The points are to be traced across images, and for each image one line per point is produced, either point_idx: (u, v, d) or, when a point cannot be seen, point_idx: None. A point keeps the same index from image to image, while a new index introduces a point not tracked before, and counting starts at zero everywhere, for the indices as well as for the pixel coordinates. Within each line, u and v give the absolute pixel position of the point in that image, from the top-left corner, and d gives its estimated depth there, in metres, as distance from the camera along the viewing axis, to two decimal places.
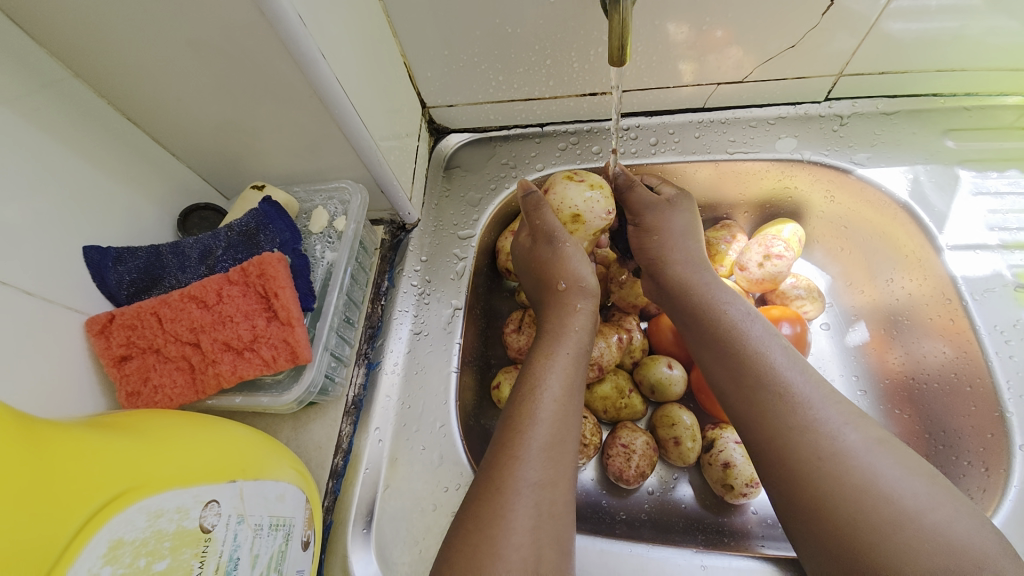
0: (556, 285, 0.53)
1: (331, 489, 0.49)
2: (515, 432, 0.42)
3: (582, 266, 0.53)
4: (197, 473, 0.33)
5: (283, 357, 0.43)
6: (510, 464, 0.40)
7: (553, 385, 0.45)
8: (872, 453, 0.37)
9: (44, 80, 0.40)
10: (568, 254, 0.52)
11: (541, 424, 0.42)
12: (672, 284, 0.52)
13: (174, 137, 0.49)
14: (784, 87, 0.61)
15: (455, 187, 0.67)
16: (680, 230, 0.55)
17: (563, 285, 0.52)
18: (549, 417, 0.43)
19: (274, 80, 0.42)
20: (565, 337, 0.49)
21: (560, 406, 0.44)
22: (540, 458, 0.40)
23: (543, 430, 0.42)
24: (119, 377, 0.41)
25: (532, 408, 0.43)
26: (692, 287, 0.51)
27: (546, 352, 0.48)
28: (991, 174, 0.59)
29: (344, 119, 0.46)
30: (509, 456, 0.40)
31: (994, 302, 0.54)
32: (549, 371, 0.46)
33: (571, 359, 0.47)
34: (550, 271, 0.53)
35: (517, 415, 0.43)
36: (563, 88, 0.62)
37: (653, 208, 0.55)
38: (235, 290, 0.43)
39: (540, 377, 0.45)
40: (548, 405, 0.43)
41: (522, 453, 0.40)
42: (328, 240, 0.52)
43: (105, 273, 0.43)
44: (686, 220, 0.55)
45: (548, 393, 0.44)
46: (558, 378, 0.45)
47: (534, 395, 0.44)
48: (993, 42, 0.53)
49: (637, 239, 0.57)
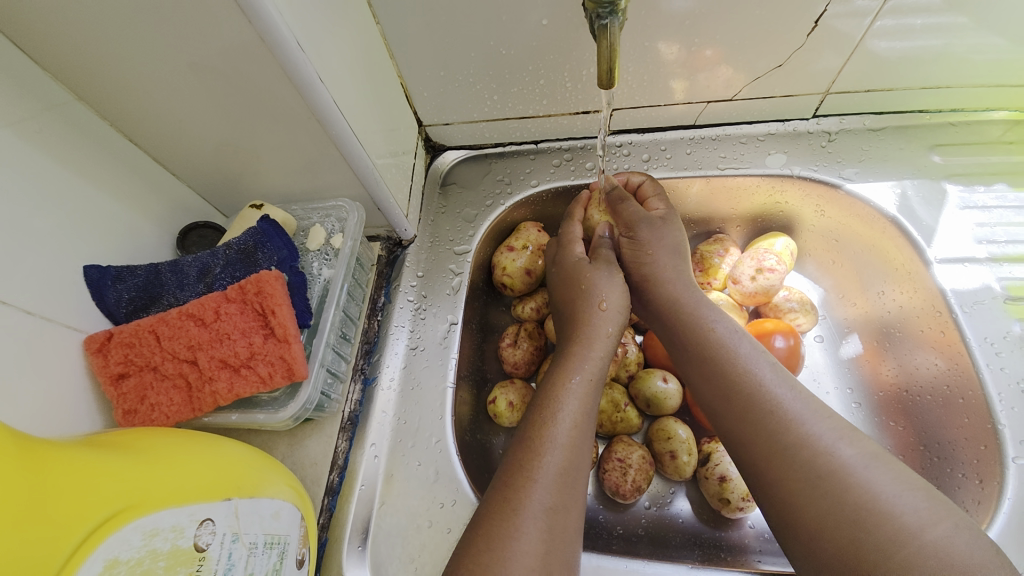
0: (601, 304, 0.53)
1: (326, 506, 0.49)
2: (532, 454, 0.42)
3: (609, 283, 0.54)
4: (192, 491, 0.33)
5: (279, 374, 0.44)
6: (525, 486, 0.40)
7: (572, 409, 0.45)
8: (864, 470, 0.37)
9: (48, 103, 0.41)
10: (599, 275, 0.55)
11: (558, 448, 0.43)
12: (661, 306, 0.53)
13: (174, 157, 0.50)
14: (772, 105, 0.63)
15: (451, 204, 0.68)
16: (670, 245, 0.56)
17: (602, 303, 0.53)
18: (567, 443, 0.43)
19: (274, 103, 0.43)
20: (589, 358, 0.49)
21: (576, 431, 0.44)
22: (554, 482, 0.41)
23: (559, 454, 0.42)
24: (116, 395, 0.41)
25: (549, 431, 0.43)
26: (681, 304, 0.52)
27: (566, 374, 0.48)
28: (978, 188, 0.61)
29: (342, 140, 0.47)
30: (525, 477, 0.41)
31: (984, 313, 0.55)
32: (569, 395, 0.46)
33: (588, 383, 0.47)
34: (596, 287, 0.54)
35: (534, 435, 0.43)
36: (557, 106, 0.63)
37: (648, 222, 0.56)
38: (233, 307, 0.44)
39: (559, 400, 0.46)
40: (565, 429, 0.44)
41: (539, 477, 0.41)
42: (325, 257, 0.53)
43: (105, 291, 0.44)
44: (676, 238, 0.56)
45: (565, 417, 0.45)
46: (576, 402, 0.46)
47: (552, 419, 0.44)
48: (977, 59, 0.55)
49: (634, 257, 0.56)
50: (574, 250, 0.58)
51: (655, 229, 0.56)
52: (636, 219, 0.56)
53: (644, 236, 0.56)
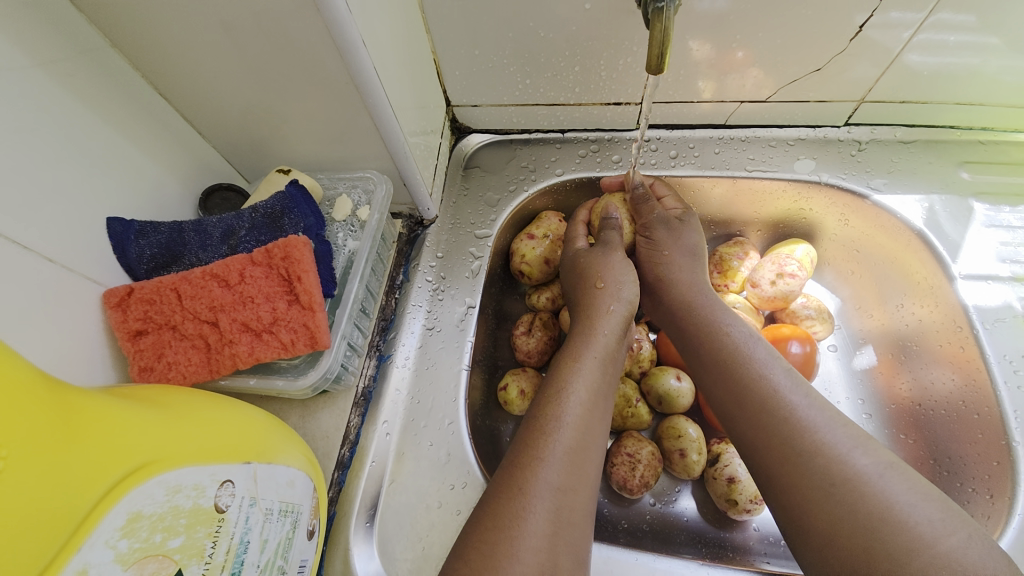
0: (596, 284, 0.53)
1: (336, 480, 0.49)
2: (538, 433, 0.42)
3: (623, 273, 0.54)
4: (214, 452, 0.32)
5: (301, 341, 0.43)
6: (533, 465, 0.40)
7: (579, 389, 0.45)
8: (886, 477, 0.37)
9: (81, 48, 0.40)
10: (614, 261, 0.54)
11: (566, 427, 0.42)
12: (677, 305, 0.54)
13: (202, 115, 0.49)
14: (805, 110, 0.62)
15: (473, 187, 0.67)
16: (689, 243, 0.56)
17: (601, 285, 0.53)
18: (574, 422, 0.43)
19: (311, 66, 0.42)
20: (594, 341, 0.49)
21: (586, 411, 0.44)
22: (562, 461, 0.40)
23: (567, 434, 0.42)
24: (133, 351, 0.41)
25: (558, 411, 0.43)
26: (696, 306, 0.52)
27: (574, 356, 0.47)
28: (1004, 209, 0.60)
29: (377, 110, 0.46)
30: (531, 456, 0.40)
31: (1004, 332, 0.55)
32: (576, 375, 0.46)
33: (597, 363, 0.47)
34: (594, 270, 0.54)
35: (540, 415, 0.43)
36: (589, 95, 0.62)
37: (665, 220, 0.57)
38: (258, 271, 0.43)
39: (567, 380, 0.45)
40: (573, 409, 0.43)
41: (545, 455, 0.40)
42: (350, 229, 0.52)
43: (127, 245, 0.43)
44: (695, 237, 0.57)
45: (574, 397, 0.44)
46: (584, 382, 0.45)
47: (559, 399, 0.44)
48: (1008, 80, 0.54)
49: (651, 255, 0.57)
50: (577, 244, 0.59)
51: (672, 229, 0.57)
52: (654, 221, 0.57)
53: (662, 237, 0.57)
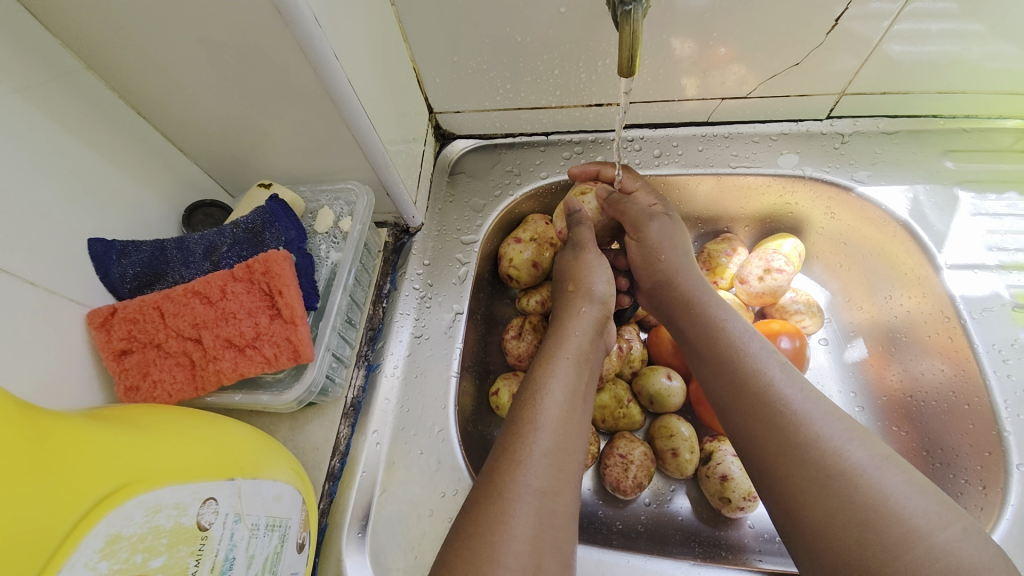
0: (568, 287, 0.54)
1: (327, 492, 0.49)
2: (516, 437, 0.41)
3: (598, 275, 0.53)
4: (196, 470, 0.32)
5: (285, 355, 0.43)
6: (513, 470, 0.39)
7: (555, 390, 0.44)
8: (879, 470, 0.37)
9: (58, 71, 0.40)
10: (591, 262, 0.54)
11: (544, 431, 0.41)
12: (675, 300, 0.53)
13: (182, 133, 0.49)
14: (787, 104, 0.62)
15: (459, 193, 0.67)
16: (680, 248, 0.55)
17: (572, 288, 0.53)
18: (551, 425, 0.42)
19: (287, 81, 0.42)
20: (567, 342, 0.49)
21: (563, 413, 0.43)
22: (543, 465, 0.40)
23: (545, 437, 0.41)
24: (119, 371, 0.41)
25: (535, 414, 0.42)
26: (693, 302, 0.51)
27: (549, 357, 0.47)
28: (990, 196, 0.60)
29: (354, 121, 0.46)
30: (511, 462, 0.40)
31: (991, 320, 0.55)
32: (551, 377, 0.45)
33: (571, 364, 0.47)
34: (570, 271, 0.55)
35: (518, 418, 0.43)
36: (570, 98, 0.62)
37: (657, 221, 0.55)
38: (240, 286, 0.43)
39: (542, 383, 0.45)
40: (550, 411, 0.43)
41: (525, 460, 0.40)
42: (333, 241, 0.52)
43: (109, 266, 0.43)
44: (684, 243, 0.56)
45: (550, 398, 0.44)
46: (559, 383, 0.45)
47: (535, 402, 0.43)
48: (991, 67, 0.54)
49: (642, 254, 0.56)
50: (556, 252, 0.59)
51: (666, 230, 0.55)
52: (645, 220, 0.55)
53: (580, 237, 0.56)
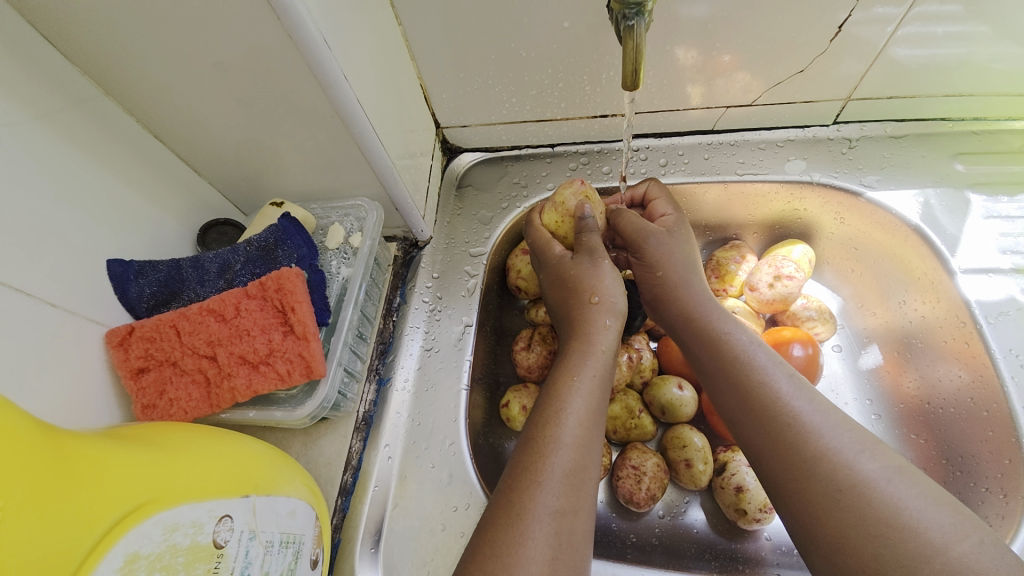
0: (590, 298, 0.50)
1: (340, 507, 0.49)
2: (536, 455, 0.40)
3: (617, 287, 0.50)
4: (212, 487, 0.33)
5: (298, 371, 0.44)
6: (530, 489, 0.38)
7: (578, 408, 0.43)
8: (892, 483, 0.36)
9: (77, 98, 0.42)
10: (605, 272, 0.51)
11: (564, 449, 0.40)
12: (676, 321, 0.51)
13: (197, 155, 0.51)
14: (792, 111, 0.62)
15: (467, 206, 0.68)
16: (681, 261, 0.52)
17: (596, 299, 0.50)
18: (572, 443, 0.41)
19: (297, 101, 0.43)
20: (593, 356, 0.46)
21: (585, 430, 0.42)
22: (561, 484, 0.39)
23: (565, 456, 0.40)
24: (135, 389, 0.42)
25: (556, 431, 0.41)
26: (694, 320, 0.50)
27: (572, 371, 0.45)
28: (1001, 198, 0.60)
29: (363, 139, 0.47)
30: (529, 481, 0.39)
31: (1008, 325, 0.54)
32: (574, 393, 0.44)
33: (596, 381, 0.45)
34: (586, 281, 0.51)
35: (539, 436, 0.41)
36: (575, 110, 0.63)
37: (655, 239, 0.53)
38: (253, 304, 0.44)
39: (564, 399, 0.43)
40: (572, 429, 0.42)
41: (544, 479, 0.39)
42: (344, 256, 0.53)
43: (127, 285, 0.44)
44: (685, 254, 0.53)
45: (572, 416, 0.42)
46: (583, 401, 0.43)
47: (558, 419, 0.42)
48: (998, 68, 0.54)
49: (643, 270, 0.54)
50: (556, 249, 0.55)
51: (664, 245, 0.53)
52: (641, 237, 0.53)
53: (590, 243, 0.52)
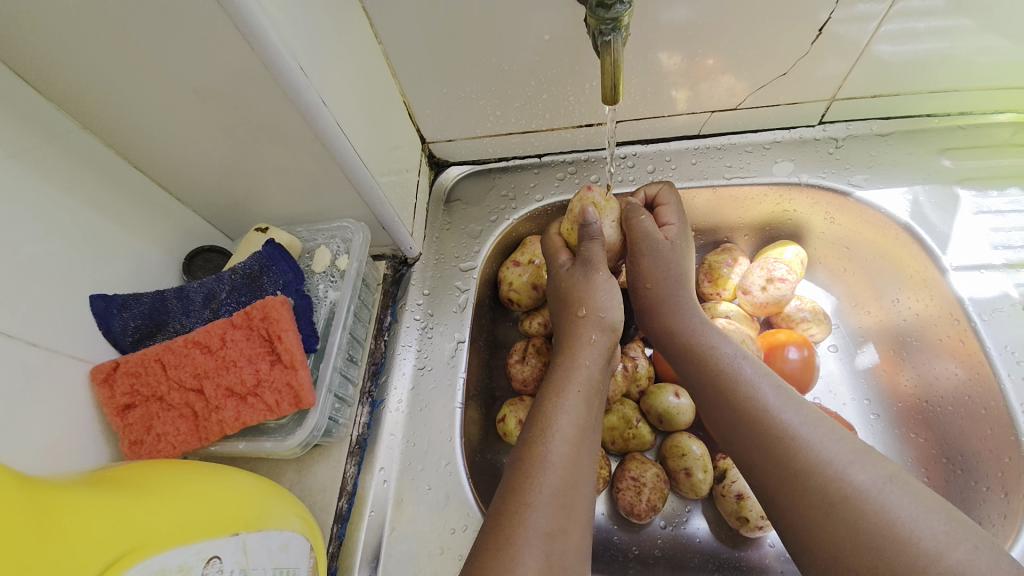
0: (578, 312, 0.50)
1: (336, 534, 0.49)
2: (525, 477, 0.40)
3: (609, 297, 0.50)
4: (199, 529, 0.32)
5: (286, 401, 0.43)
6: (520, 511, 0.38)
7: (565, 426, 0.42)
8: (884, 492, 0.35)
9: (52, 133, 0.41)
10: (599, 283, 0.50)
11: (552, 469, 0.40)
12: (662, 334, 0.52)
13: (180, 183, 0.50)
14: (777, 112, 0.62)
15: (455, 220, 0.68)
16: (675, 275, 0.52)
17: (583, 312, 0.50)
18: (560, 461, 0.40)
19: (275, 126, 0.43)
20: (576, 370, 0.46)
21: (573, 447, 0.42)
22: (550, 505, 0.38)
23: (554, 475, 0.40)
24: (122, 426, 0.41)
25: (543, 451, 0.41)
26: (677, 331, 0.50)
27: (556, 389, 0.45)
28: (991, 193, 0.59)
29: (345, 160, 0.46)
30: (518, 503, 0.38)
31: (1003, 321, 0.54)
32: (560, 410, 0.43)
33: (580, 397, 0.44)
34: (576, 294, 0.51)
35: (527, 456, 0.41)
36: (560, 120, 0.63)
37: (660, 252, 0.52)
38: (239, 334, 0.44)
39: (550, 417, 0.43)
40: (559, 448, 0.41)
41: (533, 500, 0.38)
42: (331, 279, 0.53)
43: (110, 320, 0.44)
44: (680, 270, 0.53)
45: (559, 433, 0.42)
46: (570, 418, 0.43)
47: (545, 438, 0.42)
48: (981, 62, 0.54)
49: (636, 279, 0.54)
50: (561, 258, 0.55)
51: (660, 256, 0.52)
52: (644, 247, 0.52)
53: (587, 253, 0.51)
